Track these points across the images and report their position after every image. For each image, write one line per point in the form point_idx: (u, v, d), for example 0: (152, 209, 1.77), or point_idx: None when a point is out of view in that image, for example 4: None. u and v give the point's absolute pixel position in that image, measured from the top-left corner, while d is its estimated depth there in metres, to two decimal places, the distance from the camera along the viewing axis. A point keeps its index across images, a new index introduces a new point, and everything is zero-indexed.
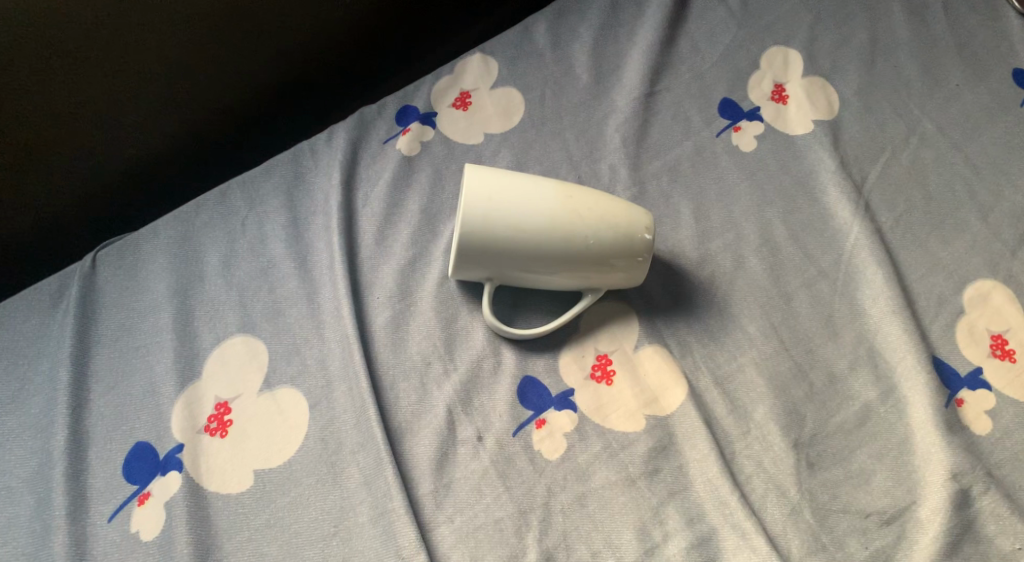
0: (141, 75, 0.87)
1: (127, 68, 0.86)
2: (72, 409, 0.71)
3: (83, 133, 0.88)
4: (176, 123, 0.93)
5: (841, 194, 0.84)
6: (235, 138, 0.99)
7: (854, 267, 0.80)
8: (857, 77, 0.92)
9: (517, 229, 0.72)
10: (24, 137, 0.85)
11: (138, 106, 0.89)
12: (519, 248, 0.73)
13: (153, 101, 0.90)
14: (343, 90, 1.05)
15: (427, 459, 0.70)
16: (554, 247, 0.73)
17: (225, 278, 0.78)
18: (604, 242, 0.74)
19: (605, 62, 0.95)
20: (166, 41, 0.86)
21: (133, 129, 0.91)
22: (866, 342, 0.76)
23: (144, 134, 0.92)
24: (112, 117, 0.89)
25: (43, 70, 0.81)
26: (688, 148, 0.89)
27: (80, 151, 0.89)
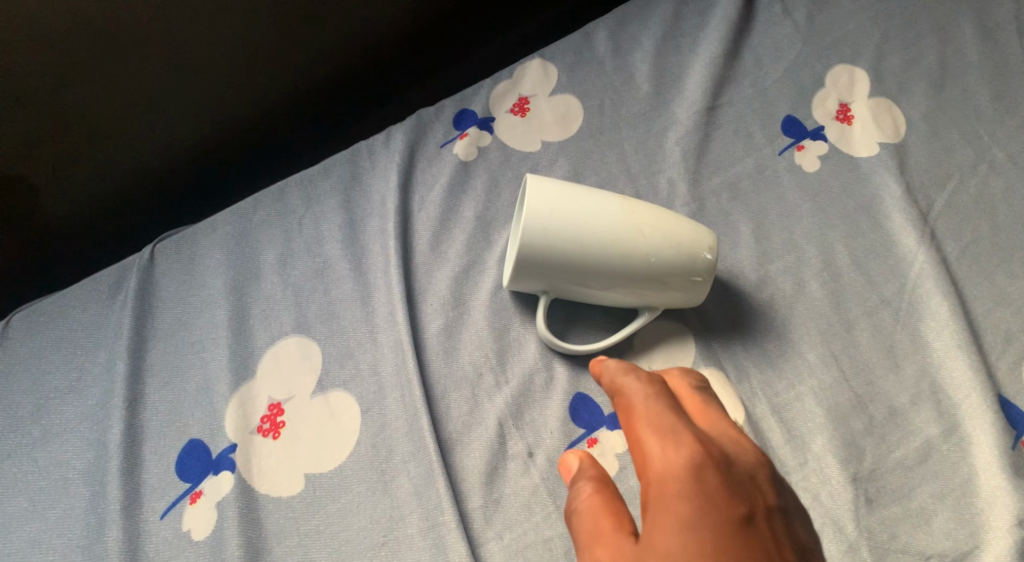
0: (197, 60, 0.87)
1: (182, 53, 0.86)
2: (127, 402, 0.71)
3: (139, 117, 0.88)
4: (232, 110, 0.93)
5: (906, 220, 0.82)
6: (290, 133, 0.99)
7: (917, 297, 0.78)
8: (924, 99, 0.90)
9: (577, 244, 0.71)
10: (82, 125, 0.86)
11: (193, 91, 0.89)
12: (579, 262, 0.72)
13: (209, 87, 0.90)
14: None
15: (478, 472, 0.69)
16: (612, 264, 0.72)
17: (281, 277, 0.78)
18: (664, 261, 0.72)
19: (667, 72, 0.93)
20: (223, 24, 0.86)
21: (189, 117, 0.91)
22: (928, 376, 0.74)
23: (200, 122, 0.92)
24: (168, 103, 0.89)
25: (99, 51, 0.82)
26: (749, 166, 0.88)
27: (135, 136, 0.90)
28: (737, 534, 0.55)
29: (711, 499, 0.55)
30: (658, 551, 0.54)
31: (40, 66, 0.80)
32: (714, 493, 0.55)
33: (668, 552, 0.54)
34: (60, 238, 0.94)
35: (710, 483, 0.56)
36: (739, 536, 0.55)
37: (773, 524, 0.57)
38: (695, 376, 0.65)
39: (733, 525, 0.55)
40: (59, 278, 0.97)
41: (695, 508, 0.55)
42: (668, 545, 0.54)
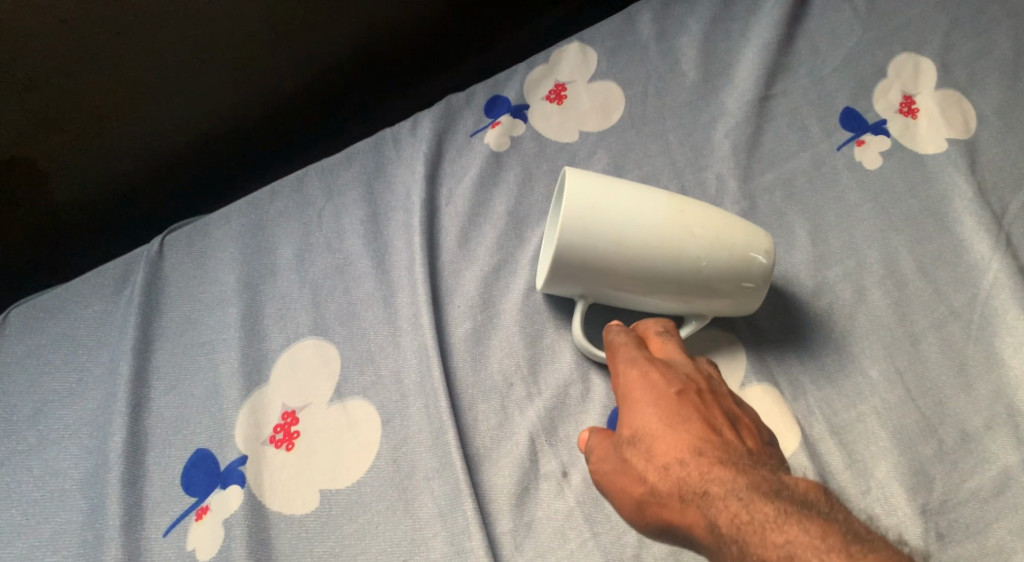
0: (217, 36, 0.82)
1: (201, 29, 0.81)
2: (131, 408, 0.66)
3: (153, 98, 0.84)
4: (252, 90, 0.88)
5: (978, 225, 0.75)
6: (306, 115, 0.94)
7: (991, 309, 0.71)
8: (997, 92, 0.83)
9: (620, 246, 0.65)
10: (93, 105, 0.81)
11: (212, 70, 0.84)
12: (623, 266, 0.66)
13: (229, 65, 0.85)
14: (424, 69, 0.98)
15: (507, 492, 0.64)
16: (660, 267, 0.66)
17: (298, 273, 0.73)
18: (716, 266, 0.66)
19: (715, 59, 0.86)
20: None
21: (206, 97, 0.86)
22: (1004, 398, 0.68)
23: (217, 103, 0.88)
24: (185, 83, 0.84)
25: (113, 26, 0.77)
26: (805, 162, 0.81)
27: (149, 118, 0.85)
28: (688, 401, 0.60)
29: (662, 380, 0.61)
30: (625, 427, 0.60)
31: (51, 42, 0.76)
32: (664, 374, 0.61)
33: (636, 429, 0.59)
34: (68, 226, 0.90)
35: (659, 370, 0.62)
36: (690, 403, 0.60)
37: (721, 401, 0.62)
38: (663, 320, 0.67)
39: (687, 398, 0.60)
40: (65, 268, 0.92)
41: (648, 384, 0.61)
42: (631, 419, 0.60)
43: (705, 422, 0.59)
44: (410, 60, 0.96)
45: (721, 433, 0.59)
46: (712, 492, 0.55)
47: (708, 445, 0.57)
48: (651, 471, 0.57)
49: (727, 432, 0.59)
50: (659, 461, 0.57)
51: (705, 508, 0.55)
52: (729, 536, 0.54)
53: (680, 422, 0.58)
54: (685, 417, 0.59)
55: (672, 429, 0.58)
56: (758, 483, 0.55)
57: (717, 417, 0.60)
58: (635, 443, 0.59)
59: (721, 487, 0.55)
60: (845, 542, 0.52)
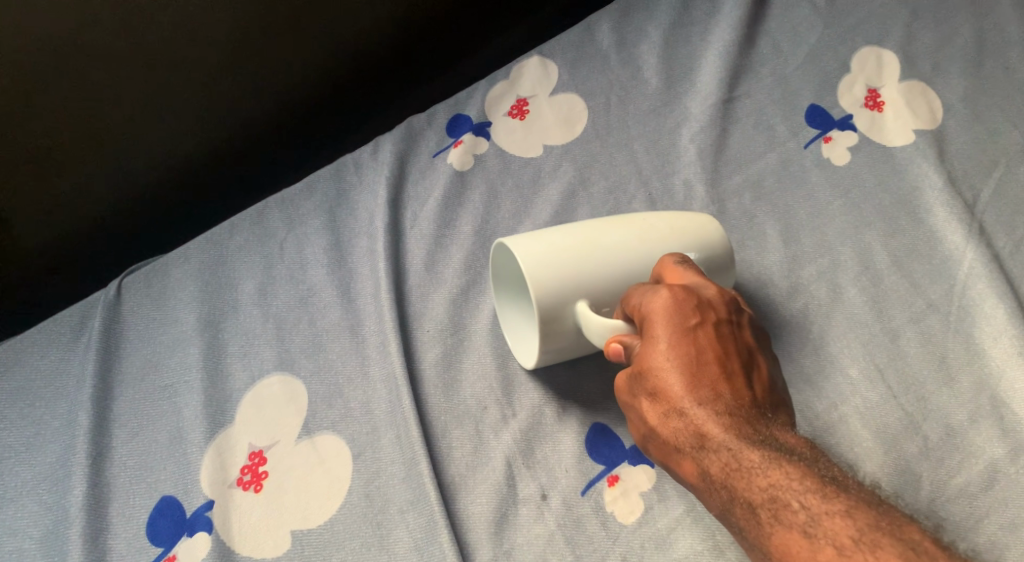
0: (175, 73, 0.83)
1: (157, 66, 0.81)
2: (92, 458, 0.66)
3: (114, 141, 0.84)
4: (216, 126, 0.89)
5: (950, 215, 0.74)
6: (267, 150, 0.94)
7: (969, 300, 0.70)
8: (962, 81, 0.82)
9: (568, 231, 0.65)
10: (52, 154, 0.82)
11: (172, 107, 0.85)
12: (583, 242, 0.64)
13: (189, 102, 0.85)
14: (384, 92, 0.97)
15: (485, 520, 0.62)
16: (613, 227, 0.65)
17: (262, 308, 0.73)
18: (659, 215, 0.67)
19: (677, 64, 0.85)
20: (200, 32, 0.81)
21: (168, 136, 0.87)
22: (987, 390, 0.66)
23: (179, 142, 0.88)
24: (145, 123, 0.85)
25: (66, 68, 0.77)
26: (772, 161, 0.80)
27: (109, 162, 0.85)
28: (700, 337, 0.59)
29: (679, 309, 0.59)
30: (636, 361, 0.59)
31: (8, 95, 0.76)
32: (682, 301, 0.59)
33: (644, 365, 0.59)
34: (28, 275, 0.90)
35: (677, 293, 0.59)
36: (704, 339, 0.59)
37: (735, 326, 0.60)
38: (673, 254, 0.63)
39: (699, 335, 0.59)
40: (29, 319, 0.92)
41: (660, 312, 0.59)
42: (642, 355, 0.59)
43: (716, 361, 0.58)
44: (372, 86, 0.95)
45: (728, 373, 0.58)
46: (708, 443, 0.56)
47: (716, 387, 0.58)
48: (661, 410, 0.58)
49: (734, 369, 0.59)
50: (669, 398, 0.58)
51: (701, 458, 0.57)
52: (720, 485, 0.56)
53: (692, 364, 0.58)
54: (696, 358, 0.58)
55: (684, 374, 0.58)
56: (749, 433, 0.57)
57: (728, 353, 0.59)
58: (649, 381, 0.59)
59: (717, 434, 0.56)
60: (827, 485, 0.54)
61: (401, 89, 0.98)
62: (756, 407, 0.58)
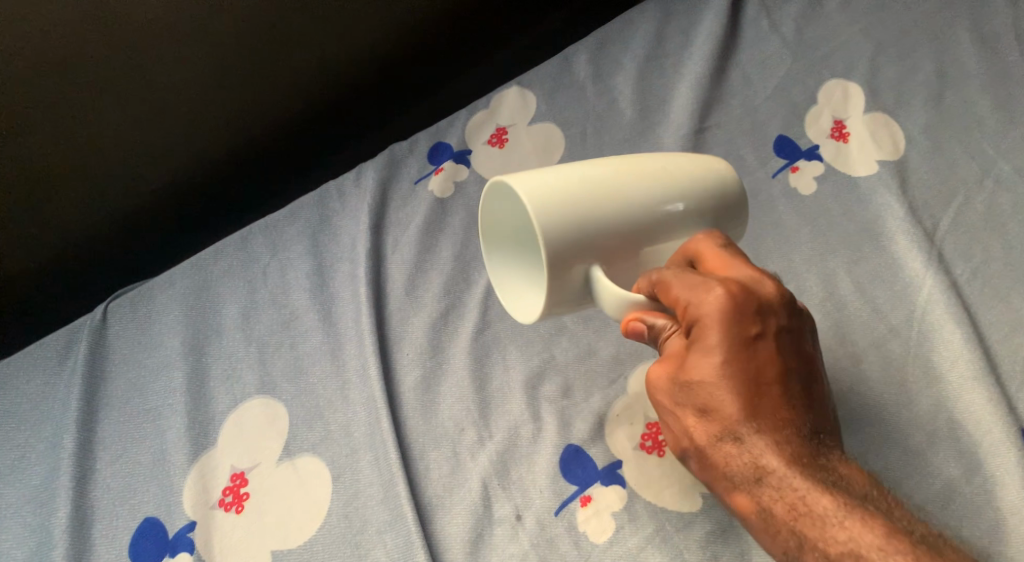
0: (166, 102, 0.85)
1: (148, 97, 0.84)
2: (76, 481, 0.68)
3: (104, 167, 0.87)
4: (204, 151, 0.92)
5: (911, 243, 0.77)
6: (250, 172, 0.97)
7: (928, 324, 0.73)
8: (924, 111, 0.84)
9: (590, 180, 0.60)
10: (42, 179, 0.85)
11: (162, 135, 0.88)
12: (603, 201, 0.60)
13: (179, 130, 0.88)
14: (365, 118, 1.00)
15: (461, 540, 0.64)
16: (636, 184, 0.61)
17: (244, 332, 0.75)
18: (682, 165, 0.63)
19: (651, 96, 0.89)
20: (192, 65, 0.84)
21: (158, 162, 0.90)
22: (945, 412, 0.69)
23: (169, 167, 0.91)
24: (135, 149, 0.87)
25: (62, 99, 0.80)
26: (742, 191, 0.83)
27: (100, 187, 0.88)
28: (759, 351, 0.59)
29: (736, 319, 0.58)
30: (690, 375, 0.59)
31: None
32: (739, 311, 0.58)
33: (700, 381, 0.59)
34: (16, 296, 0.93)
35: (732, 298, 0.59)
36: (762, 356, 0.59)
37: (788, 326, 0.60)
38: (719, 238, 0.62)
39: (758, 352, 0.59)
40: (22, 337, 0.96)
41: (719, 325, 0.58)
42: (697, 371, 0.59)
43: (771, 377, 0.59)
44: (353, 113, 0.99)
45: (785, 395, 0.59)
46: (766, 477, 0.58)
47: (774, 413, 0.59)
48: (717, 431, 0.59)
49: (790, 391, 0.59)
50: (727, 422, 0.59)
51: (756, 485, 0.59)
52: (777, 514, 0.58)
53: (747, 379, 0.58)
54: (755, 381, 0.59)
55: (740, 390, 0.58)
56: (806, 463, 0.58)
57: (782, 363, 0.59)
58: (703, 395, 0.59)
59: (776, 470, 0.58)
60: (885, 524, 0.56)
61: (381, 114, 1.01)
62: (811, 430, 0.60)
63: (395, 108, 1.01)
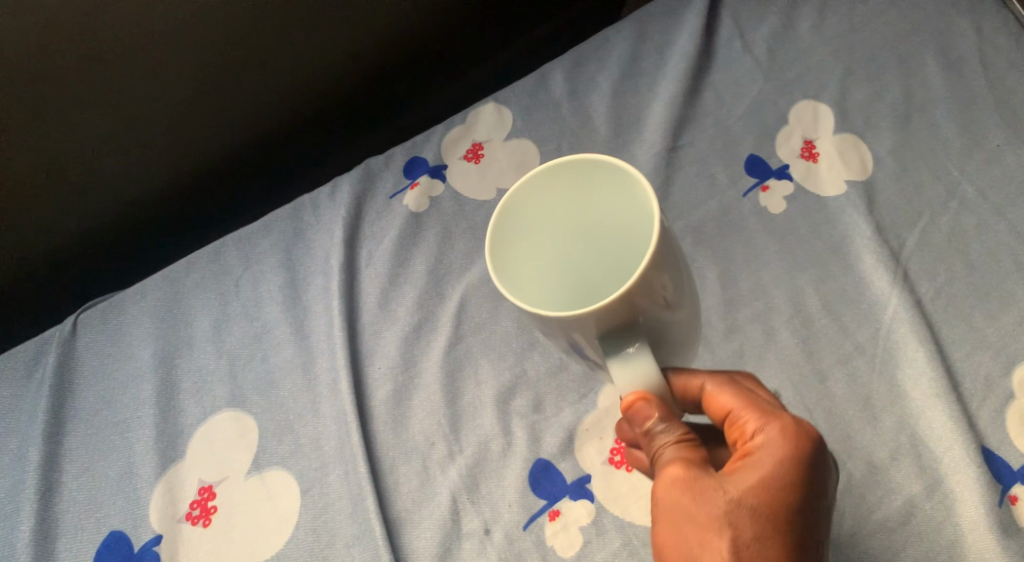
0: (140, 106, 0.88)
1: (121, 100, 0.86)
2: (41, 493, 0.68)
3: (77, 170, 0.89)
4: (177, 156, 0.94)
5: (877, 262, 0.78)
6: (226, 180, 0.99)
7: (893, 342, 0.74)
8: (892, 132, 0.86)
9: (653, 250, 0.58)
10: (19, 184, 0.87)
11: (136, 138, 0.90)
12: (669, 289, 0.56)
13: (153, 134, 0.90)
14: (341, 131, 1.03)
15: (429, 554, 0.65)
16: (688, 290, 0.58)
17: (215, 345, 0.75)
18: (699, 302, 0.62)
19: (626, 114, 0.90)
20: (166, 71, 0.86)
21: (131, 165, 0.92)
22: (907, 429, 0.70)
23: (142, 170, 0.93)
24: (111, 155, 0.90)
25: (34, 101, 0.82)
26: (713, 209, 0.84)
27: (73, 189, 0.90)
28: (806, 490, 0.58)
29: (797, 445, 0.59)
30: (739, 496, 0.58)
31: None
32: (801, 438, 0.59)
33: (748, 505, 0.57)
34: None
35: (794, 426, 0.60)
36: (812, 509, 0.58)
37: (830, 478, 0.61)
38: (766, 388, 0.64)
39: (811, 502, 0.58)
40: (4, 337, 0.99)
41: (784, 460, 0.58)
42: (748, 494, 0.57)
43: (812, 518, 0.58)
44: (331, 126, 1.01)
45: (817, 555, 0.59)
46: None
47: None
48: None
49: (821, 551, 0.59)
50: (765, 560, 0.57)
51: None
52: None
53: (791, 506, 0.57)
54: (800, 530, 0.58)
55: (781, 514, 0.57)
56: None
57: (823, 508, 0.59)
58: (740, 510, 0.57)
59: None
60: None
61: (357, 128, 1.04)
62: None
63: (370, 122, 1.04)
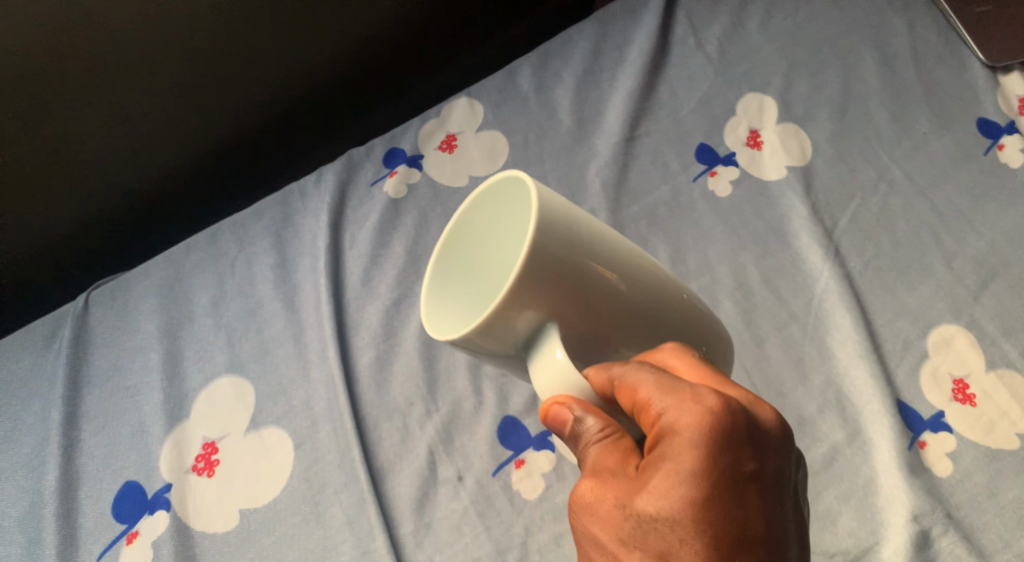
0: (141, 98, 0.98)
1: (121, 91, 0.96)
2: (63, 448, 0.77)
3: (86, 158, 1.00)
4: (178, 144, 1.04)
5: (811, 239, 0.86)
6: (226, 164, 1.08)
7: (823, 310, 0.83)
8: (830, 122, 0.94)
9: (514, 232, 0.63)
10: (35, 172, 0.98)
11: (135, 127, 1.00)
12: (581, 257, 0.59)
13: (150, 123, 1.00)
14: (339, 116, 1.12)
15: (408, 498, 0.73)
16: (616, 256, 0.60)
17: (215, 318, 0.83)
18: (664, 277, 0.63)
19: (588, 107, 0.98)
20: (163, 61, 0.96)
21: (130, 152, 1.02)
22: (834, 386, 0.79)
23: (140, 157, 1.03)
24: (117, 144, 1.00)
25: (41, 91, 0.92)
26: (665, 193, 0.93)
27: (77, 175, 1.00)
28: (719, 464, 0.57)
29: (703, 432, 0.58)
30: (651, 490, 0.57)
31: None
32: (702, 417, 0.58)
33: (661, 494, 0.57)
34: None
35: (698, 404, 0.58)
36: (731, 480, 0.58)
37: (756, 439, 0.59)
38: (679, 352, 0.62)
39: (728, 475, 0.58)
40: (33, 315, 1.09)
41: (688, 441, 0.57)
42: (661, 485, 0.57)
43: (734, 488, 0.58)
44: (328, 113, 1.11)
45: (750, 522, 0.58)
46: None
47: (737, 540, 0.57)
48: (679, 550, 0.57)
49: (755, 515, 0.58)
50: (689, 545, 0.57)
51: None
52: None
53: (710, 495, 0.57)
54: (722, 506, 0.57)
55: (700, 508, 0.57)
56: None
57: (748, 473, 0.58)
58: (657, 502, 0.57)
59: None
60: None
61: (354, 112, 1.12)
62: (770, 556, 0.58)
63: (368, 107, 1.13)
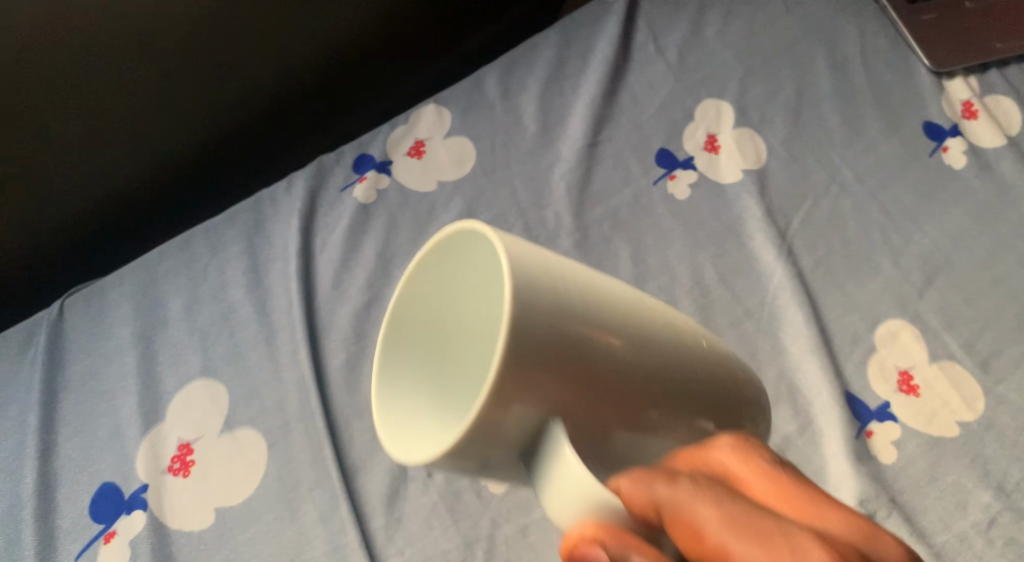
0: (113, 117, 0.98)
1: (94, 110, 0.96)
2: (40, 452, 0.79)
3: (58, 180, 0.99)
4: (150, 159, 1.04)
5: (765, 239, 0.90)
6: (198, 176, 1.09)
7: (777, 307, 0.87)
8: (784, 126, 0.98)
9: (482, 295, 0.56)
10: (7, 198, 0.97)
11: (106, 146, 1.00)
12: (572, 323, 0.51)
13: (122, 140, 1.01)
14: (308, 121, 1.14)
15: (379, 494, 0.75)
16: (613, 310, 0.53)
17: (188, 323, 0.85)
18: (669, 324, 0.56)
19: (551, 113, 1.01)
20: (135, 80, 0.97)
21: (105, 170, 1.02)
22: (787, 379, 0.83)
23: (112, 174, 1.02)
24: (89, 164, 1.00)
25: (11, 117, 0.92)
26: (627, 196, 0.96)
27: (49, 196, 1.00)
28: None
29: None
30: None
31: None
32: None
33: None
34: None
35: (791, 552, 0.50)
36: None
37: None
38: (756, 463, 0.55)
39: None
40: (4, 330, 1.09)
41: None
42: None
43: None
44: (297, 118, 1.12)
45: None
46: None
47: None
48: None
49: None
50: None
51: None
52: None
53: None
54: None
55: None
56: None
57: None
58: None
59: None
60: None
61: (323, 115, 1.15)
62: None
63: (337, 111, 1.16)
